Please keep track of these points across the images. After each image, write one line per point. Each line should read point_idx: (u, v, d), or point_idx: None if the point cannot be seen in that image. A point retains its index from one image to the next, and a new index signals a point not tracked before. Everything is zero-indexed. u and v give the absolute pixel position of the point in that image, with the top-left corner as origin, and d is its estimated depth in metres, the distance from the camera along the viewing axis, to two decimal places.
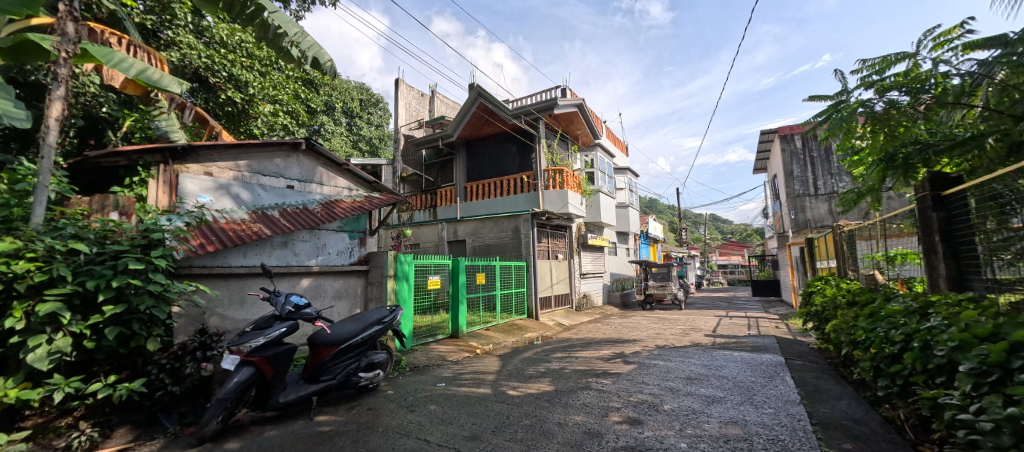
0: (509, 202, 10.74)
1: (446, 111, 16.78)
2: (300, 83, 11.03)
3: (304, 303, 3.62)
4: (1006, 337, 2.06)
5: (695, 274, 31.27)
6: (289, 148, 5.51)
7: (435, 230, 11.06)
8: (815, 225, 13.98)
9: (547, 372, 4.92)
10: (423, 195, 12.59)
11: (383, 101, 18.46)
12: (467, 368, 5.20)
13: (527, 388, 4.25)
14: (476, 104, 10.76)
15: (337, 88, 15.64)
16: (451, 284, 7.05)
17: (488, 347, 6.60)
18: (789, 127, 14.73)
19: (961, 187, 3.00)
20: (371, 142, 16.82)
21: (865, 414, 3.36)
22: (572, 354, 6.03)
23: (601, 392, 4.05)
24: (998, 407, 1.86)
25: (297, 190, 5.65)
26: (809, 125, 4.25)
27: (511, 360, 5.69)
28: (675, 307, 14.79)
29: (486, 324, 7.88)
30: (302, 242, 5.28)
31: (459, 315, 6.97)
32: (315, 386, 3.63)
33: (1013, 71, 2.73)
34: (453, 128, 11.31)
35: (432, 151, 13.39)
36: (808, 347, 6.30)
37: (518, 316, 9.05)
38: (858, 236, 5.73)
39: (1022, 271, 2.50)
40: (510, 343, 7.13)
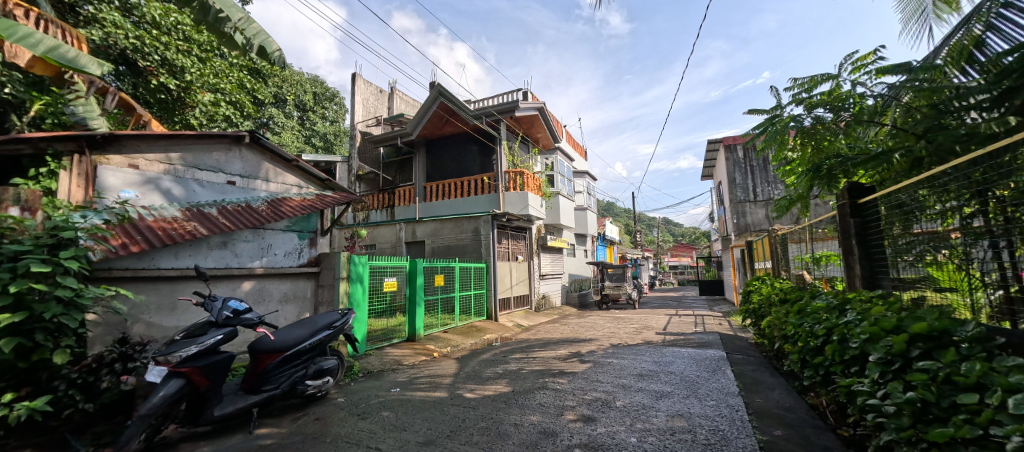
0: (469, 202, 10.71)
1: (404, 108, 16.50)
2: (245, 72, 10.47)
3: (244, 308, 3.44)
4: (907, 329, 2.34)
5: (649, 275, 32.58)
6: (230, 140, 5.24)
7: (393, 231, 10.86)
8: (754, 229, 15.00)
9: (505, 373, 4.96)
10: (380, 194, 12.31)
11: (338, 95, 17.81)
12: (423, 372, 5.13)
13: (484, 390, 4.26)
14: (437, 103, 10.62)
15: (288, 79, 14.95)
16: (408, 286, 6.96)
17: (446, 350, 6.54)
18: (732, 138, 15.73)
19: (873, 197, 3.35)
20: (325, 138, 16.21)
21: (795, 402, 3.67)
22: (529, 355, 6.12)
23: (557, 391, 4.14)
24: (900, 392, 2.09)
25: (239, 186, 5.36)
26: (749, 136, 4.58)
27: (469, 362, 5.68)
28: (630, 306, 15.33)
29: (445, 326, 7.81)
30: (244, 243, 5.00)
31: (416, 317, 6.87)
32: (255, 397, 3.46)
33: (917, 95, 3.03)
34: (412, 126, 11.12)
35: (389, 149, 13.05)
36: (748, 342, 6.76)
37: (476, 318, 9.04)
38: (791, 240, 6.23)
39: (921, 271, 2.83)
40: (469, 344, 7.12)
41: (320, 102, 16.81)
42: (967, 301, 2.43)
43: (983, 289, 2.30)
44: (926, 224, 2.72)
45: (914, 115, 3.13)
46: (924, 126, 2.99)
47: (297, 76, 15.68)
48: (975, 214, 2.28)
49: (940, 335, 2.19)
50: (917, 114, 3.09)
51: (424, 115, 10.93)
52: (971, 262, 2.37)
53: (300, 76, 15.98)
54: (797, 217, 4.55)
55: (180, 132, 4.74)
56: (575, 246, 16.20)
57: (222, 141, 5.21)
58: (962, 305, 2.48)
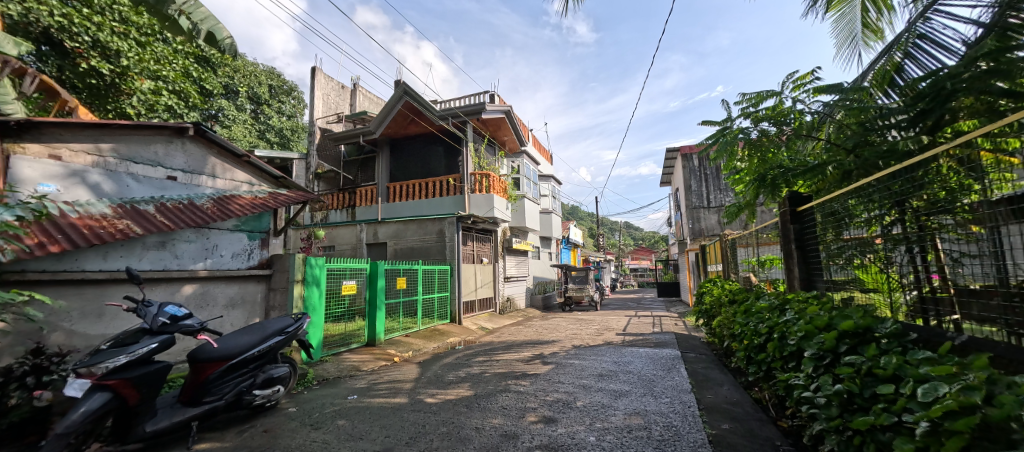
0: (433, 204, 10.57)
1: (367, 105, 16.12)
2: (191, 59, 9.90)
3: (183, 314, 3.29)
4: (836, 327, 2.57)
5: (610, 277, 33.49)
6: (172, 132, 4.95)
7: (354, 231, 10.61)
8: (707, 234, 15.77)
9: (467, 377, 4.95)
10: (341, 194, 11.95)
11: (297, 89, 17.14)
12: (383, 377, 5.03)
13: (445, 394, 4.24)
14: (401, 102, 10.46)
15: (240, 69, 14.24)
16: (369, 289, 6.81)
17: (407, 354, 6.45)
18: (689, 146, 16.50)
19: (810, 205, 3.64)
20: (282, 133, 15.55)
21: (741, 397, 3.91)
22: (492, 357, 6.14)
23: (519, 394, 4.19)
24: (829, 384, 2.29)
25: (181, 182, 5.07)
26: (703, 145, 4.85)
27: (431, 367, 5.62)
28: (591, 308, 15.68)
29: (406, 330, 7.68)
30: (185, 243, 4.73)
31: (376, 321, 6.72)
32: (194, 410, 3.27)
33: (848, 113, 3.34)
34: (375, 125, 10.88)
35: (351, 146, 12.70)
36: (701, 341, 7.09)
37: (440, 321, 8.96)
38: (740, 245, 6.61)
39: (850, 273, 3.10)
40: (432, 348, 7.06)
41: (276, 95, 16.11)
42: (888, 300, 2.69)
43: (901, 289, 2.55)
44: (855, 231, 2.98)
45: (845, 132, 3.43)
46: (853, 142, 3.24)
47: (251, 68, 14.95)
48: (895, 223, 2.53)
49: (863, 331, 2.42)
50: (848, 130, 3.37)
51: (388, 114, 10.72)
52: (891, 267, 2.62)
53: (254, 68, 15.25)
54: (746, 223, 4.85)
55: (111, 121, 4.43)
56: (540, 248, 16.40)
57: (163, 133, 4.91)
58: (883, 304, 2.73)
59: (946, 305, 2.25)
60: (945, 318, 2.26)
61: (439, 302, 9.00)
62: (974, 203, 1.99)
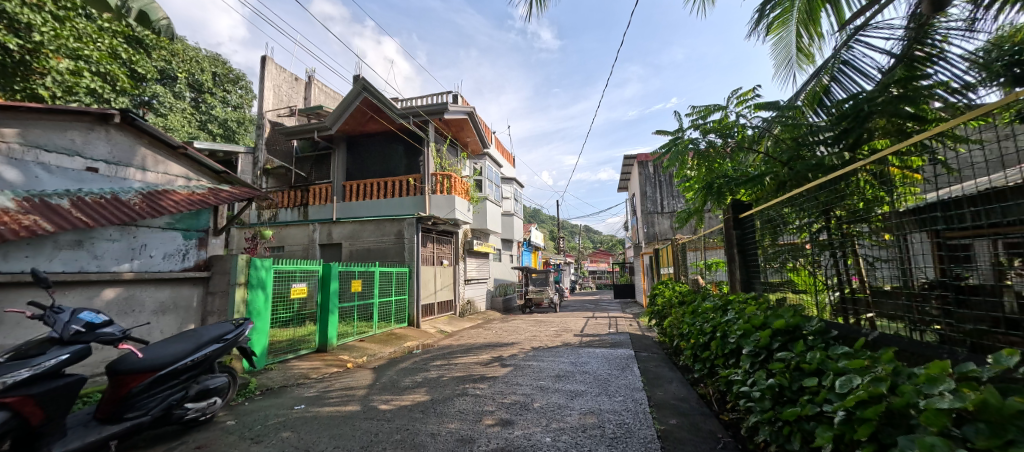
0: (392, 204, 10.35)
1: (321, 99, 15.55)
2: (118, 38, 9.15)
3: (101, 322, 3.05)
4: (769, 325, 2.79)
5: (570, 279, 34.18)
6: (93, 119, 4.59)
7: (305, 231, 10.20)
8: (661, 238, 16.48)
9: (424, 381, 4.91)
10: (292, 192, 11.44)
11: (244, 79, 16.25)
12: (334, 385, 4.87)
13: (400, 400, 4.18)
14: (360, 98, 10.19)
15: (179, 54, 13.31)
16: (321, 293, 6.57)
17: (361, 360, 6.28)
18: (644, 154, 17.21)
19: (751, 214, 3.92)
20: (226, 125, 14.63)
21: (688, 393, 4.14)
22: (450, 361, 6.11)
23: (477, 397, 4.20)
24: (763, 379, 2.49)
25: (103, 174, 4.69)
26: (656, 154, 5.09)
27: (386, 372, 5.51)
28: (551, 310, 15.93)
29: (361, 335, 7.48)
30: (107, 242, 4.38)
31: (329, 326, 6.50)
32: (114, 427, 3.03)
33: (784, 128, 3.62)
34: (330, 120, 10.51)
35: (304, 142, 12.18)
36: (653, 341, 7.41)
37: (397, 325, 8.80)
38: (689, 249, 6.97)
39: (783, 276, 3.38)
40: (387, 353, 6.91)
41: (220, 84, 15.16)
42: (816, 300, 2.94)
43: (827, 291, 2.80)
44: (789, 237, 3.24)
45: (781, 146, 3.72)
46: (787, 156, 3.53)
47: (192, 52, 13.96)
48: (822, 230, 2.79)
49: (793, 329, 2.63)
50: (783, 145, 3.63)
51: (345, 109, 10.40)
52: (818, 270, 2.88)
53: (196, 53, 14.27)
54: (694, 228, 5.14)
55: (19, 104, 4.04)
56: (501, 251, 16.47)
57: (84, 119, 4.55)
58: (812, 304, 3.00)
59: (862, 304, 2.50)
60: (862, 316, 2.50)
61: (397, 305, 8.83)
62: (885, 214, 2.22)
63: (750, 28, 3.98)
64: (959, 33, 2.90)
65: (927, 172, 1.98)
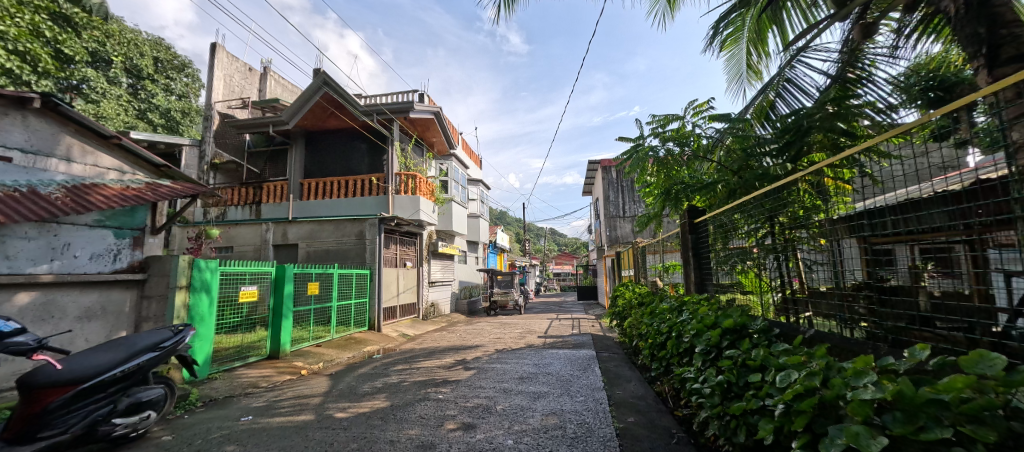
0: (352, 204, 10.04)
1: (276, 91, 14.87)
2: (42, 15, 8.34)
3: (11, 330, 2.82)
4: (720, 325, 2.96)
5: (535, 281, 34.50)
6: (9, 101, 4.20)
7: (257, 231, 9.75)
8: (623, 241, 16.98)
9: (384, 387, 4.81)
10: (242, 189, 10.87)
11: (191, 66, 15.26)
12: (286, 393, 4.67)
13: (358, 408, 4.08)
14: (320, 93, 9.87)
15: (116, 37, 12.31)
16: (274, 295, 6.29)
17: (317, 366, 6.06)
18: (608, 160, 17.68)
19: (705, 219, 4.12)
20: (168, 115, 13.65)
21: (645, 391, 4.29)
22: (412, 365, 6.02)
23: (439, 401, 4.17)
24: (713, 376, 2.63)
25: (18, 165, 4.24)
26: (619, 159, 5.24)
27: (344, 378, 5.35)
28: (516, 312, 16.03)
29: (318, 339, 7.22)
30: (21, 241, 4.00)
31: (282, 331, 6.23)
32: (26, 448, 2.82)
33: (735, 138, 3.85)
34: (288, 114, 10.07)
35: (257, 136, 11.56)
36: (614, 341, 7.61)
37: (357, 329, 8.56)
38: (649, 251, 7.21)
39: (733, 278, 3.59)
40: (346, 358, 6.71)
41: (163, 71, 14.14)
42: (761, 299, 3.16)
43: (771, 291, 3.01)
44: (738, 241, 3.44)
45: (732, 156, 3.95)
46: (737, 165, 3.77)
47: (130, 34, 12.94)
48: (767, 235, 2.99)
49: (740, 328, 2.81)
50: (734, 155, 3.88)
51: (304, 103, 10.01)
52: (764, 273, 3.08)
53: (134, 36, 13.22)
54: (653, 232, 5.34)
55: None
56: (466, 253, 16.38)
57: None
58: (757, 304, 3.20)
59: (801, 304, 2.69)
60: (800, 315, 2.71)
61: (356, 308, 8.60)
62: (822, 220, 2.37)
63: (706, 43, 4.22)
64: (885, 58, 3.22)
65: (856, 185, 2.21)
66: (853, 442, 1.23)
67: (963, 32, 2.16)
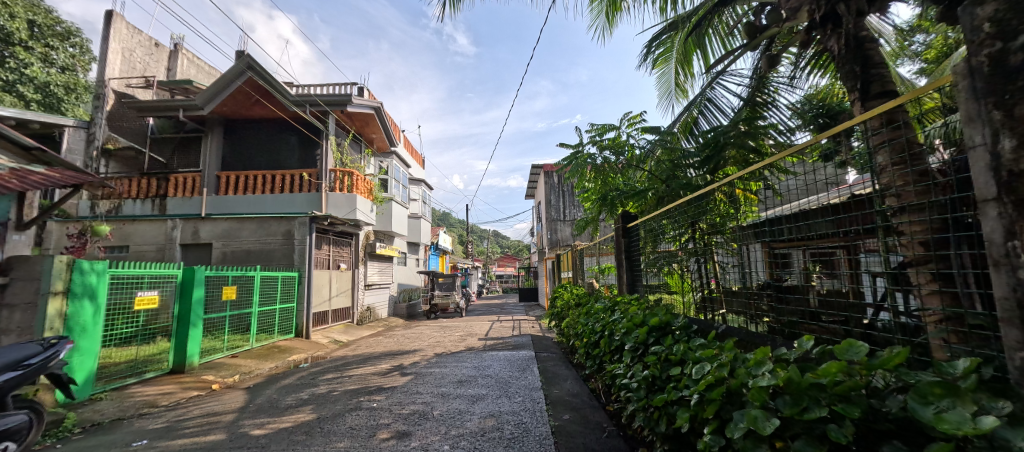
0: (279, 201, 9.43)
1: (187, 71, 13.55)
2: None
3: None
4: (646, 324, 3.16)
5: (478, 284, 34.49)
6: None
7: (161, 229, 8.75)
8: (563, 244, 17.53)
9: (310, 399, 4.55)
10: (141, 180, 9.70)
11: (78, 35, 13.42)
12: (192, 412, 4.24)
13: (279, 423, 3.81)
14: (244, 78, 9.12)
15: None
16: (180, 302, 5.70)
17: (233, 380, 5.55)
18: (550, 164, 18.16)
19: (637, 224, 4.37)
20: (47, 89, 11.91)
21: (581, 388, 4.46)
22: (344, 373, 5.75)
23: (372, 410, 4.03)
24: (639, 371, 2.79)
25: None
26: (558, 165, 5.40)
27: (263, 392, 4.97)
28: (456, 314, 15.94)
29: (233, 350, 6.66)
30: None
31: (189, 342, 5.65)
32: None
33: (664, 150, 4.15)
34: (201, 98, 9.20)
35: (163, 121, 10.38)
36: (552, 341, 7.83)
37: (280, 336, 8.02)
38: (586, 254, 7.51)
39: (660, 279, 3.85)
40: (268, 368, 6.21)
41: (41, 37, 12.28)
42: (685, 299, 3.40)
43: (692, 291, 3.27)
44: (665, 245, 3.69)
45: (660, 167, 4.26)
46: (666, 174, 4.06)
47: None
48: (689, 240, 3.25)
49: (665, 326, 3.03)
50: (662, 165, 4.17)
51: (222, 88, 9.20)
52: (687, 274, 3.33)
53: None
54: (591, 235, 5.57)
55: None
56: (405, 254, 15.97)
57: None
58: (681, 303, 3.47)
59: (717, 302, 2.95)
60: (716, 313, 2.98)
61: (281, 315, 8.05)
62: (733, 227, 2.64)
63: (640, 60, 4.53)
64: (784, 87, 3.69)
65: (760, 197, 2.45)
66: (753, 425, 1.38)
67: (844, 69, 2.50)
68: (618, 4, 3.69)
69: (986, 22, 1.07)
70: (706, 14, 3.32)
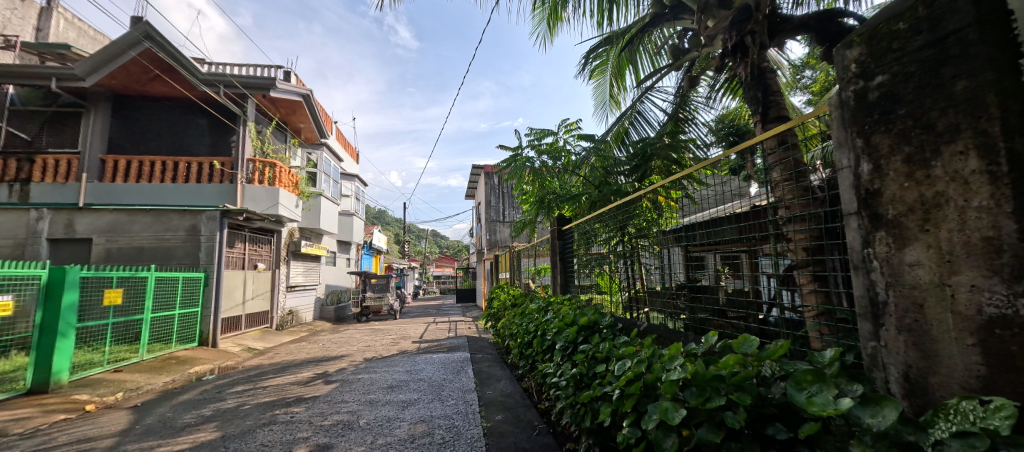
0: (181, 192, 8.52)
1: (69, 35, 11.72)
2: None
3: None
4: (578, 323, 3.28)
5: (415, 285, 33.72)
6: None
7: (23, 219, 7.63)
8: (501, 245, 17.69)
9: (213, 415, 4.15)
10: None
11: None
12: (58, 439, 3.68)
13: (172, 445, 3.44)
14: (139, 49, 8.04)
15: None
16: (42, 309, 4.90)
17: (117, 398, 4.91)
18: (491, 166, 18.25)
19: (571, 227, 4.52)
20: None
21: (513, 388, 4.52)
22: (257, 385, 5.32)
23: (288, 424, 3.77)
24: (568, 369, 2.89)
25: None
26: (498, 167, 5.43)
27: (154, 411, 4.44)
28: (391, 316, 15.42)
29: (116, 363, 5.90)
30: None
31: (52, 359, 4.88)
32: None
33: (598, 157, 4.38)
34: (82, 68, 7.88)
35: (28, 91, 8.65)
36: (489, 342, 7.86)
37: (179, 346, 7.23)
38: (523, 255, 7.64)
39: (592, 279, 4.02)
40: (161, 383, 5.53)
41: None
42: (613, 299, 3.58)
43: (620, 291, 3.45)
44: (597, 247, 3.87)
45: (595, 173, 4.47)
46: (599, 180, 4.26)
47: None
48: (618, 243, 3.43)
49: (593, 324, 3.18)
50: (596, 172, 4.38)
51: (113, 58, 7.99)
52: (615, 275, 3.51)
53: None
54: (528, 237, 5.67)
55: None
56: (334, 254, 15.14)
57: None
58: (610, 303, 3.65)
59: (641, 301, 3.14)
60: (639, 311, 3.18)
61: (180, 322, 7.28)
62: (657, 231, 2.84)
63: (578, 69, 4.73)
64: (702, 103, 4.05)
65: (681, 203, 2.70)
66: (663, 416, 1.49)
67: (749, 94, 2.79)
68: (558, 14, 3.79)
69: (853, 63, 1.25)
70: (637, 33, 3.50)
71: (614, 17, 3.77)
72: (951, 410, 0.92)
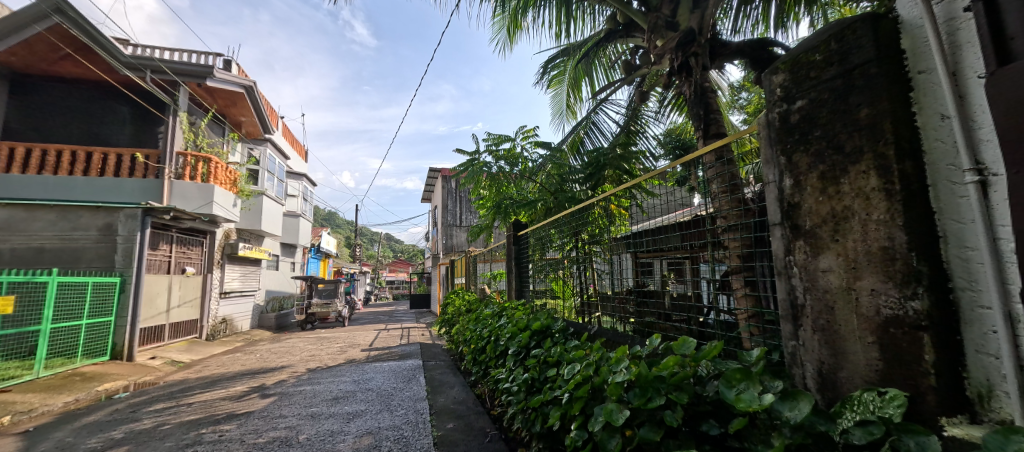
0: (98, 188, 7.74)
1: None
2: None
3: None
4: (531, 328, 3.31)
5: (366, 291, 32.59)
6: None
7: None
8: (457, 250, 17.54)
9: (126, 438, 3.78)
10: None
11: None
12: None
13: None
14: (49, 24, 6.99)
15: None
16: None
17: (7, 423, 4.34)
18: (449, 170, 18.03)
19: (527, 232, 4.56)
20: None
21: (466, 395, 4.47)
22: (181, 402, 4.90)
23: (217, 444, 3.51)
24: (520, 374, 2.91)
25: None
26: (455, 172, 5.37)
27: (50, 436, 3.97)
28: (339, 323, 14.81)
29: (8, 380, 5.22)
30: None
31: None
32: None
33: (554, 165, 4.48)
34: None
35: None
36: (441, 349, 7.75)
37: (87, 360, 6.51)
38: (479, 260, 7.62)
39: (546, 285, 4.08)
40: (60, 404, 4.93)
41: None
42: (566, 304, 3.65)
43: (573, 296, 3.53)
44: (552, 252, 3.94)
45: (550, 180, 4.57)
46: (555, 187, 4.35)
47: None
48: (572, 249, 3.51)
49: (545, 329, 3.23)
50: (551, 179, 4.49)
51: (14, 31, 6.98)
52: (569, 280, 3.58)
53: None
54: (484, 242, 5.63)
55: None
56: (277, 257, 14.32)
57: None
58: (563, 308, 3.72)
59: (593, 306, 3.23)
60: (591, 316, 3.26)
61: (88, 334, 6.59)
62: (609, 237, 2.94)
63: (537, 78, 4.82)
64: (652, 117, 4.25)
65: (631, 212, 2.84)
66: (609, 417, 1.54)
67: (693, 112, 2.95)
68: (518, 22, 3.84)
69: (778, 87, 1.37)
70: (592, 48, 3.62)
71: (570, 30, 3.90)
72: (856, 402, 1.03)
